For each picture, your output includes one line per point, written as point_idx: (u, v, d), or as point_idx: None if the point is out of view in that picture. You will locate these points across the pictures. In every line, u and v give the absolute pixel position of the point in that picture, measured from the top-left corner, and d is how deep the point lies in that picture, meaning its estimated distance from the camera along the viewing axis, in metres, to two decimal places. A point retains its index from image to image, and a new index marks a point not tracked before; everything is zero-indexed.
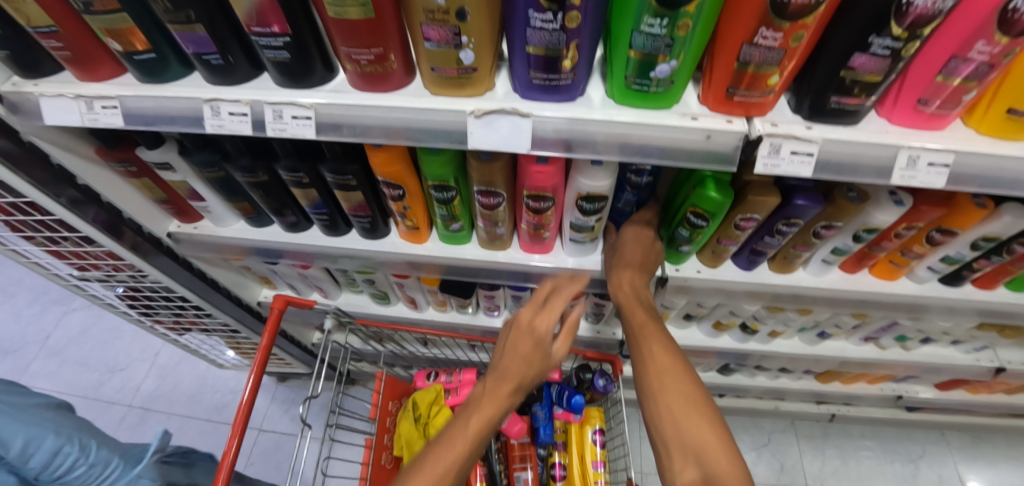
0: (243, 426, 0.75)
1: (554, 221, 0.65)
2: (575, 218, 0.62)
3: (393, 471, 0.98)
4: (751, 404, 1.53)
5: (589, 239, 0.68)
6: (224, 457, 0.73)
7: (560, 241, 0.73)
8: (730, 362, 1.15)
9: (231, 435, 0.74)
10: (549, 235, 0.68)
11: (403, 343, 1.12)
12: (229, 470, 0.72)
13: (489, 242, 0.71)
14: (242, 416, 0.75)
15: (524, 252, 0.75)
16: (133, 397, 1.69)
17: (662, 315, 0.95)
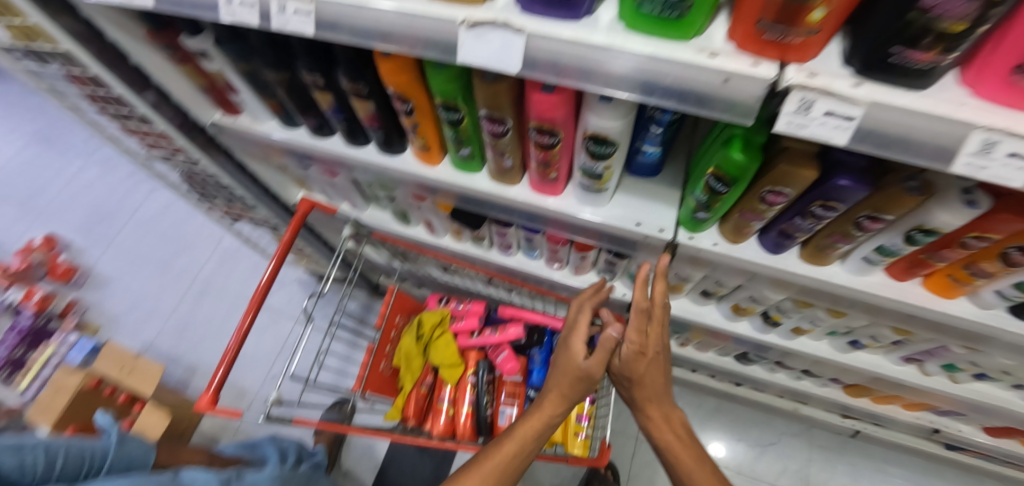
0: (258, 305, 0.83)
1: (564, 162, 0.61)
2: (584, 160, 0.58)
3: (391, 378, 1.06)
4: (768, 400, 1.47)
5: (601, 190, 0.63)
6: (236, 330, 0.81)
7: (572, 185, 0.69)
8: (749, 351, 1.09)
9: (246, 311, 0.82)
10: (558, 177, 0.64)
11: (422, 264, 1.15)
12: (240, 343, 0.81)
13: (498, 174, 0.68)
14: (258, 296, 0.84)
15: (535, 193, 0.71)
16: (198, 272, 1.94)
17: (672, 287, 0.89)
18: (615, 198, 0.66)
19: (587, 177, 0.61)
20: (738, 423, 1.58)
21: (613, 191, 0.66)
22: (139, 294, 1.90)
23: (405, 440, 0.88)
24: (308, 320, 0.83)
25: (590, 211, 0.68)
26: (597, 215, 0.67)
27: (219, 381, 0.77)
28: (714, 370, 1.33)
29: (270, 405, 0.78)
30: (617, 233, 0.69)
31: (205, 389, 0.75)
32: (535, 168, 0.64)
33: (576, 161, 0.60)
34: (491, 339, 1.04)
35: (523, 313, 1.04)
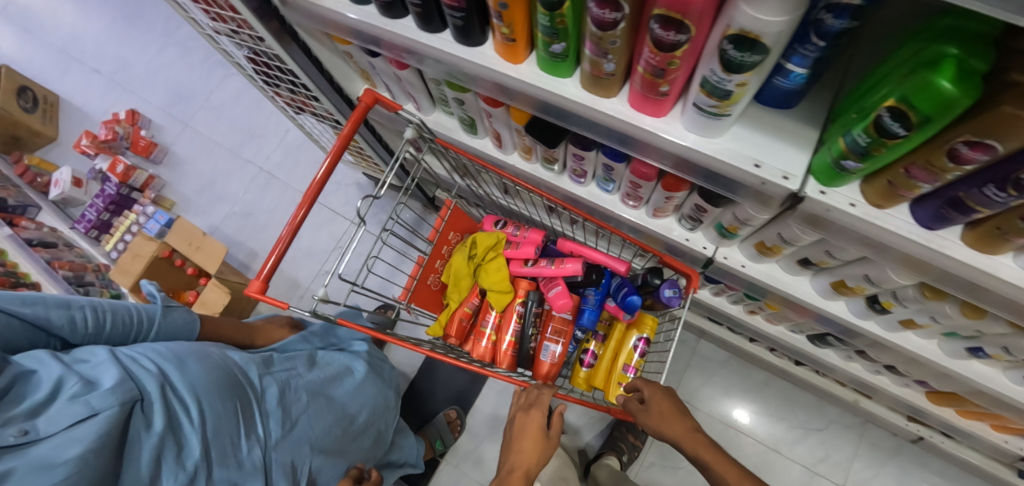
0: (311, 200, 0.80)
1: (682, 72, 0.48)
2: (712, 72, 0.45)
3: (437, 293, 1.05)
4: (826, 385, 1.36)
5: (721, 115, 0.51)
6: (289, 221, 0.79)
7: (682, 105, 0.56)
8: (833, 333, 0.98)
9: (299, 205, 0.79)
10: (669, 93, 0.52)
11: (483, 183, 1.09)
12: (292, 235, 0.79)
13: (592, 81, 0.56)
14: (313, 190, 0.80)
15: (633, 110, 0.59)
16: (264, 162, 1.99)
17: (770, 249, 0.75)
18: (736, 120, 0.53)
19: (707, 96, 0.49)
20: (785, 403, 1.50)
21: (733, 121, 0.53)
22: (211, 176, 2.02)
23: (439, 357, 0.85)
24: (361, 222, 0.78)
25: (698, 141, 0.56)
26: (705, 147, 0.56)
27: (269, 269, 0.76)
28: (778, 344, 1.22)
29: (318, 301, 0.77)
30: (728, 172, 0.56)
31: (257, 273, 0.76)
32: (640, 78, 0.51)
33: (698, 72, 0.47)
34: (546, 271, 0.98)
35: (584, 250, 0.97)
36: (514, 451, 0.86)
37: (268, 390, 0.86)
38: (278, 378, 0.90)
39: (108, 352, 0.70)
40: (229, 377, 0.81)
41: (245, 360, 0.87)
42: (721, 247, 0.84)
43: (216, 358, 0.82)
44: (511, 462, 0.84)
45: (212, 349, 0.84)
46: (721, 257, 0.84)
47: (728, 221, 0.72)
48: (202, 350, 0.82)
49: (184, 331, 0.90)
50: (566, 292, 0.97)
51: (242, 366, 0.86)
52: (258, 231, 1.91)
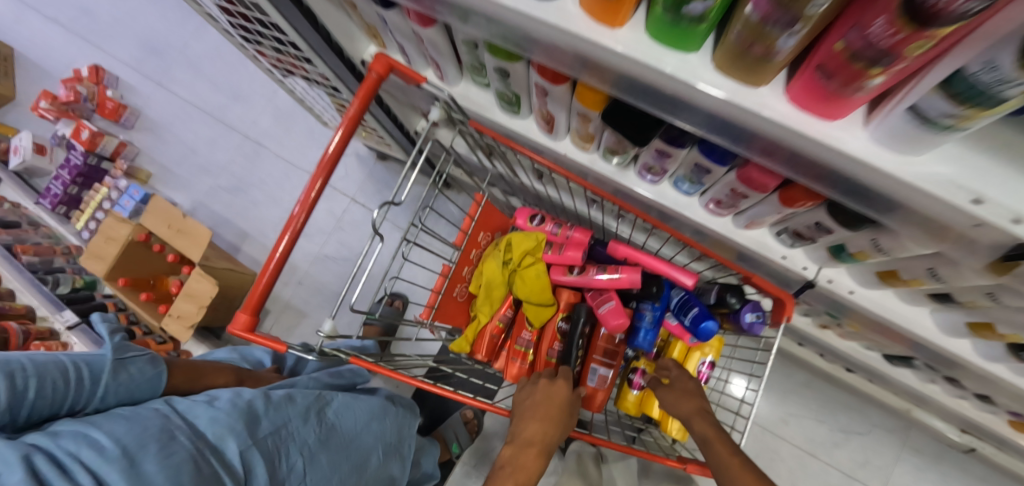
0: (327, 171, 0.62)
1: (921, 59, 0.30)
2: (988, 69, 0.27)
3: (464, 305, 0.90)
4: (878, 393, 1.24)
5: (955, 129, 0.33)
6: (302, 196, 0.61)
7: (881, 104, 0.37)
8: (920, 359, 0.86)
9: (314, 175, 0.61)
10: (875, 88, 0.33)
11: (517, 171, 0.88)
12: (308, 213, 0.61)
13: (741, 58, 0.37)
14: (327, 162, 0.62)
15: (789, 105, 0.40)
16: (249, 128, 1.76)
17: (900, 281, 0.59)
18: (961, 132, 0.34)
19: (945, 99, 0.31)
20: (826, 405, 1.40)
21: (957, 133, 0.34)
22: (191, 144, 1.80)
23: (447, 395, 0.69)
24: (376, 239, 0.59)
25: (887, 155, 0.38)
26: (896, 169, 0.38)
27: (281, 256, 0.61)
28: (840, 355, 1.08)
29: (324, 338, 0.62)
30: (918, 206, 0.39)
31: (261, 267, 0.61)
32: (830, 62, 0.33)
33: (949, 62, 0.29)
34: (598, 282, 0.82)
35: (643, 257, 0.79)
36: (531, 412, 0.65)
37: (261, 475, 0.59)
38: (270, 450, 0.63)
39: (17, 479, 0.43)
40: (205, 474, 0.53)
41: (220, 433, 0.59)
42: (825, 267, 0.68)
43: (181, 447, 0.53)
44: (529, 430, 0.62)
45: (170, 425, 0.55)
46: (824, 281, 0.68)
47: (858, 246, 0.56)
48: (159, 434, 0.53)
49: (146, 391, 0.66)
50: (620, 308, 0.81)
51: (215, 444, 0.58)
52: (247, 207, 1.71)
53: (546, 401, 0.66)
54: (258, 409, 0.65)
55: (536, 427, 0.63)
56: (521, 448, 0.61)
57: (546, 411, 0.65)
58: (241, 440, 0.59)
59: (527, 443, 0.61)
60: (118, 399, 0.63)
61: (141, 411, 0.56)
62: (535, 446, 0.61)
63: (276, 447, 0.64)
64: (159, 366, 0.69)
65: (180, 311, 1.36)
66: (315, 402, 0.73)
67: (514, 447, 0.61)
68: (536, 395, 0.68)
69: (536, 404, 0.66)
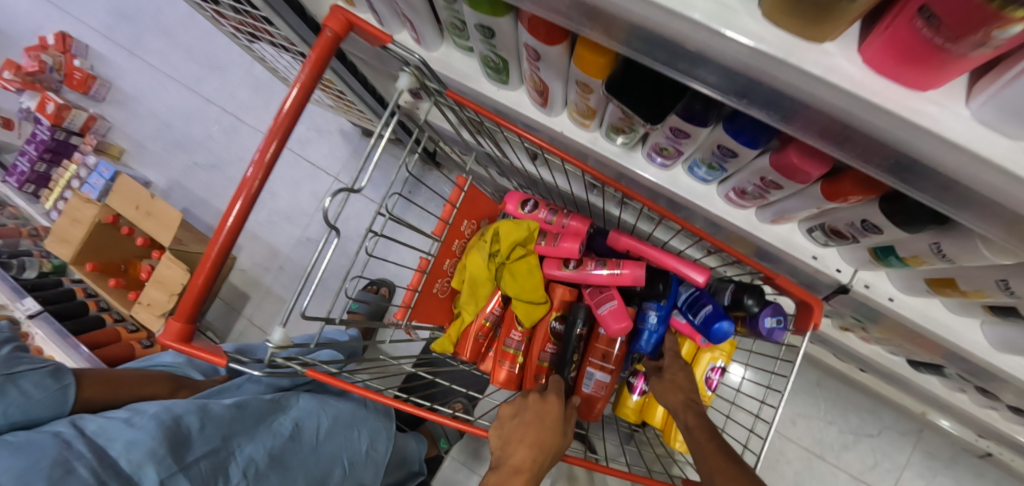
0: (284, 131, 0.51)
1: None
2: None
3: (446, 302, 0.81)
4: (893, 395, 1.16)
5: None
6: (257, 154, 0.50)
7: (1002, 63, 0.27)
8: (954, 369, 0.77)
9: (269, 133, 0.50)
10: (1004, 45, 0.23)
11: (508, 151, 0.77)
12: (264, 178, 0.51)
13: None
14: (284, 121, 0.50)
15: (865, 69, 0.30)
16: (227, 101, 1.64)
17: (955, 291, 0.50)
18: None
19: None
20: (837, 405, 1.32)
21: None
22: (166, 118, 1.68)
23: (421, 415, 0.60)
24: (331, 232, 0.50)
25: (996, 139, 0.29)
26: (1006, 160, 0.28)
27: (232, 227, 0.51)
28: (859, 357, 1.00)
29: (273, 349, 0.53)
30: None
31: (208, 244, 0.51)
32: (944, 4, 0.23)
33: None
34: (597, 278, 0.73)
35: (647, 250, 0.71)
36: (517, 435, 0.56)
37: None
38: (203, 476, 0.55)
39: None
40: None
41: (137, 460, 0.51)
42: (862, 270, 0.59)
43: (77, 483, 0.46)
44: (518, 452, 0.54)
45: (69, 456, 0.48)
46: (859, 286, 0.59)
47: (913, 250, 0.47)
48: (49, 471, 0.45)
49: (49, 407, 0.57)
50: (623, 310, 0.72)
51: (130, 475, 0.50)
52: (226, 187, 1.61)
53: (535, 415, 0.58)
54: (191, 427, 0.57)
55: (525, 447, 0.54)
56: (505, 471, 0.53)
57: (536, 428, 0.57)
58: (163, 467, 0.52)
59: (513, 465, 0.53)
60: (14, 419, 0.54)
61: (36, 441, 0.47)
62: (522, 470, 0.53)
63: (212, 471, 0.56)
64: (65, 379, 0.60)
65: (151, 298, 1.29)
66: (268, 412, 0.67)
67: (498, 475, 0.52)
68: (525, 408, 0.59)
69: (526, 420, 0.57)
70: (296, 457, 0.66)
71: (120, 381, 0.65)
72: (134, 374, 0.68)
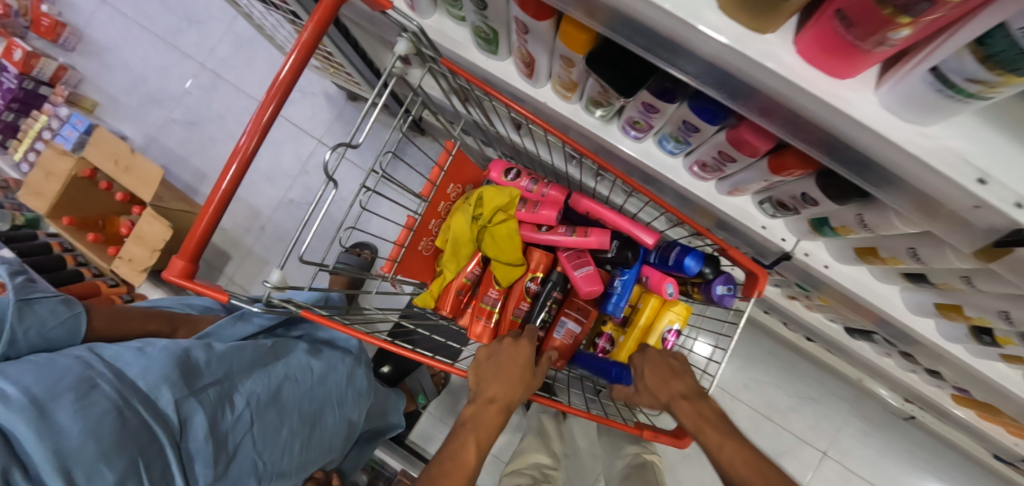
0: (284, 92, 0.54)
1: (955, 10, 0.25)
2: None
3: (430, 260, 0.87)
4: (835, 362, 1.29)
5: (976, 99, 0.30)
6: (252, 120, 0.53)
7: (899, 64, 0.33)
8: (883, 335, 0.88)
9: (265, 98, 0.53)
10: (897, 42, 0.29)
11: (493, 120, 0.82)
12: (257, 144, 0.54)
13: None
14: (286, 80, 0.53)
15: (800, 57, 0.35)
16: (207, 57, 1.60)
17: (877, 259, 0.58)
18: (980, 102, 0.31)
19: (974, 61, 0.27)
20: (785, 371, 1.46)
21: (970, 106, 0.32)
22: (141, 72, 1.63)
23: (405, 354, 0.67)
24: (331, 185, 0.55)
25: (897, 124, 0.35)
26: (906, 141, 0.35)
27: (232, 178, 0.54)
28: (806, 326, 1.11)
29: (271, 289, 0.57)
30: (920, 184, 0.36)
31: (210, 191, 0.54)
32: (855, 7, 0.29)
33: (986, 18, 0.25)
34: (566, 241, 0.80)
35: (604, 212, 0.78)
36: (492, 373, 0.62)
37: (199, 425, 0.59)
38: (211, 400, 0.62)
39: None
40: (131, 425, 0.52)
41: (154, 382, 0.57)
42: (803, 240, 0.67)
43: (105, 395, 0.52)
44: (491, 386, 0.60)
45: (92, 374, 0.54)
46: (801, 254, 0.66)
47: (842, 219, 0.54)
48: (78, 386, 0.51)
49: (62, 333, 0.62)
50: (596, 276, 0.79)
51: (148, 394, 0.56)
52: (206, 146, 1.59)
53: (509, 355, 0.64)
54: (198, 361, 0.64)
55: (499, 383, 0.61)
56: (480, 401, 0.60)
57: (510, 366, 0.63)
58: (177, 389, 0.59)
59: (488, 397, 0.60)
60: (33, 343, 0.58)
61: (58, 364, 0.53)
62: (495, 400, 0.60)
63: (218, 397, 0.63)
64: (75, 307, 0.65)
65: (132, 254, 1.29)
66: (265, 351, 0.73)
67: (473, 406, 0.60)
68: (498, 347, 0.65)
69: (500, 358, 0.64)
70: (291, 392, 0.73)
71: (124, 318, 0.68)
72: (138, 312, 0.71)
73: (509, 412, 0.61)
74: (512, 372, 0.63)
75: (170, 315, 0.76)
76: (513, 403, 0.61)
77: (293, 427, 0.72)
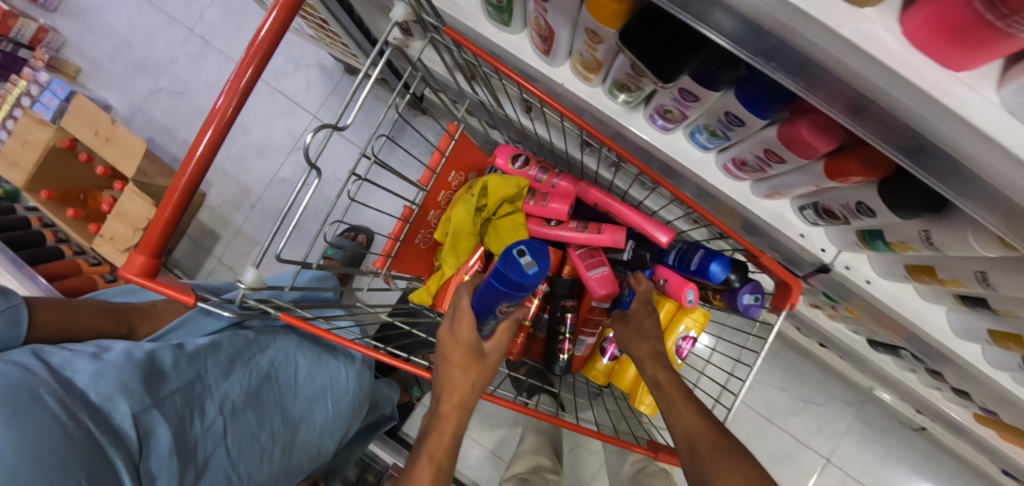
0: (262, 58, 0.46)
1: None
2: None
3: (428, 253, 0.80)
4: (846, 370, 1.23)
5: None
6: (230, 81, 0.46)
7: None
8: (911, 350, 0.81)
9: (242, 60, 0.45)
10: None
11: (501, 100, 0.73)
12: (237, 108, 0.47)
13: None
14: (263, 45, 0.46)
15: (908, 44, 0.27)
16: (195, 22, 1.50)
17: (933, 279, 0.51)
18: None
19: None
20: (791, 374, 1.41)
21: None
22: (126, 36, 1.53)
23: (377, 355, 0.61)
24: (313, 170, 0.47)
25: None
26: None
27: (202, 157, 0.47)
28: (823, 333, 1.04)
29: (244, 290, 0.51)
30: None
31: (176, 174, 0.47)
32: None
33: None
34: (577, 238, 0.73)
35: (615, 206, 0.71)
36: (440, 370, 0.52)
37: (163, 439, 0.54)
38: (176, 409, 0.57)
39: None
40: (78, 443, 0.46)
41: (107, 392, 0.51)
42: (845, 251, 0.60)
43: (45, 408, 0.45)
44: (442, 388, 0.51)
45: (33, 383, 0.47)
46: (841, 266, 0.60)
47: (901, 235, 0.47)
48: (18, 397, 0.44)
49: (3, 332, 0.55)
50: (611, 278, 0.72)
51: (101, 407, 0.50)
52: (193, 118, 1.50)
53: (454, 341, 0.53)
54: (164, 363, 0.58)
55: (448, 378, 0.51)
56: (438, 405, 0.51)
57: (458, 355, 0.53)
58: (135, 401, 0.53)
59: (445, 398, 0.50)
60: None
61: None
62: (454, 402, 0.50)
63: (185, 404, 0.58)
64: (14, 298, 0.58)
65: (113, 232, 1.22)
66: (242, 349, 0.68)
67: (430, 413, 0.51)
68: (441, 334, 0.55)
69: (448, 346, 0.53)
70: (269, 395, 0.69)
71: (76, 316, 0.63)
72: (91, 307, 0.66)
73: (473, 404, 0.51)
74: (459, 356, 0.52)
75: (125, 308, 0.71)
76: (476, 393, 0.52)
77: (273, 430, 0.68)
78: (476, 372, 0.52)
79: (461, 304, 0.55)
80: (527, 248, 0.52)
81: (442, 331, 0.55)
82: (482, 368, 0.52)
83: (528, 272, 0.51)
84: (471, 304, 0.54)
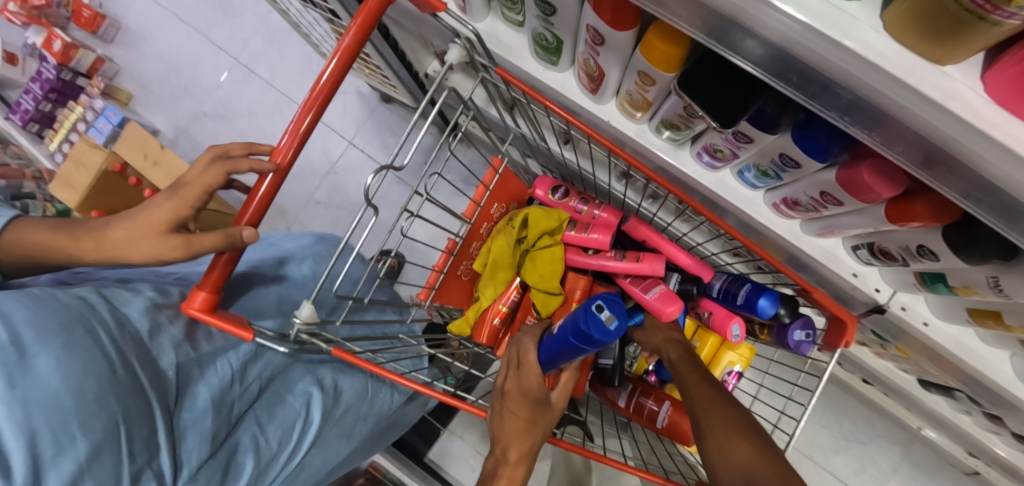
0: (321, 104, 0.48)
1: None
2: None
3: (467, 284, 0.81)
4: (892, 407, 1.17)
5: None
6: (291, 124, 0.47)
7: None
8: (968, 392, 0.77)
9: (304, 105, 0.47)
10: None
11: (543, 132, 0.74)
12: (299, 148, 0.48)
13: (947, 37, 0.25)
14: (322, 91, 0.47)
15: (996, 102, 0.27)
16: (239, 51, 1.58)
17: (1001, 325, 0.49)
18: None
19: None
20: (831, 410, 1.35)
21: None
22: (174, 64, 1.62)
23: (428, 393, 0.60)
24: (370, 208, 0.48)
25: None
26: None
27: (266, 192, 0.48)
28: (867, 369, 1.01)
29: (300, 325, 0.52)
30: None
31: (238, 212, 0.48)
32: None
33: None
34: (617, 267, 0.72)
35: (660, 240, 0.72)
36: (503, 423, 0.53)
37: (198, 394, 0.50)
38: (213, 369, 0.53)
39: None
40: (121, 384, 0.41)
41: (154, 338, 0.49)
42: (900, 292, 0.59)
43: (97, 338, 0.42)
44: (502, 433, 0.52)
45: (91, 317, 0.44)
46: (897, 308, 0.58)
47: (966, 281, 0.45)
48: (72, 326, 0.41)
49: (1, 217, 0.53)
50: (671, 294, 0.68)
51: (146, 348, 0.48)
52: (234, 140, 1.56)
53: (518, 399, 0.53)
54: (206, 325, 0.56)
55: (508, 429, 0.52)
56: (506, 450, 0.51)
57: (521, 410, 0.53)
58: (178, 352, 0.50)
59: (507, 446, 0.51)
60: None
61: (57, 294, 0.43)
62: (522, 452, 0.50)
63: (222, 367, 0.54)
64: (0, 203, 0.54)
65: None
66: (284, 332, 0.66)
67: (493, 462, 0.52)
68: (504, 387, 0.56)
69: (512, 399, 0.54)
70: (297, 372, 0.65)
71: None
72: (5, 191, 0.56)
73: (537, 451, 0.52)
74: (522, 406, 0.53)
75: None
76: (539, 438, 0.52)
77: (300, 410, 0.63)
78: (535, 426, 0.52)
79: (527, 360, 0.56)
80: (604, 302, 0.49)
81: (508, 384, 0.56)
82: (541, 424, 0.53)
83: (610, 329, 0.48)
84: (538, 358, 0.55)
